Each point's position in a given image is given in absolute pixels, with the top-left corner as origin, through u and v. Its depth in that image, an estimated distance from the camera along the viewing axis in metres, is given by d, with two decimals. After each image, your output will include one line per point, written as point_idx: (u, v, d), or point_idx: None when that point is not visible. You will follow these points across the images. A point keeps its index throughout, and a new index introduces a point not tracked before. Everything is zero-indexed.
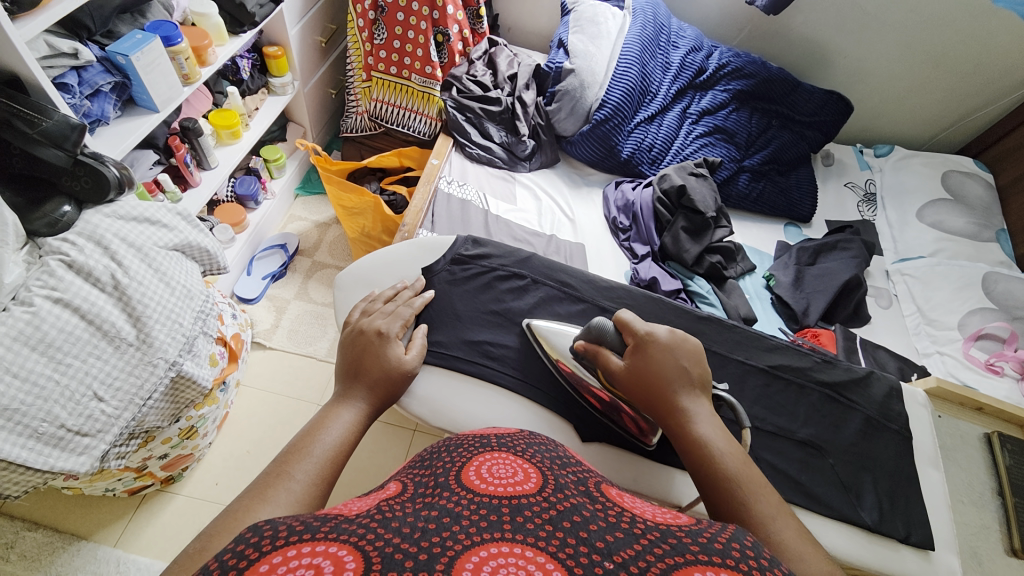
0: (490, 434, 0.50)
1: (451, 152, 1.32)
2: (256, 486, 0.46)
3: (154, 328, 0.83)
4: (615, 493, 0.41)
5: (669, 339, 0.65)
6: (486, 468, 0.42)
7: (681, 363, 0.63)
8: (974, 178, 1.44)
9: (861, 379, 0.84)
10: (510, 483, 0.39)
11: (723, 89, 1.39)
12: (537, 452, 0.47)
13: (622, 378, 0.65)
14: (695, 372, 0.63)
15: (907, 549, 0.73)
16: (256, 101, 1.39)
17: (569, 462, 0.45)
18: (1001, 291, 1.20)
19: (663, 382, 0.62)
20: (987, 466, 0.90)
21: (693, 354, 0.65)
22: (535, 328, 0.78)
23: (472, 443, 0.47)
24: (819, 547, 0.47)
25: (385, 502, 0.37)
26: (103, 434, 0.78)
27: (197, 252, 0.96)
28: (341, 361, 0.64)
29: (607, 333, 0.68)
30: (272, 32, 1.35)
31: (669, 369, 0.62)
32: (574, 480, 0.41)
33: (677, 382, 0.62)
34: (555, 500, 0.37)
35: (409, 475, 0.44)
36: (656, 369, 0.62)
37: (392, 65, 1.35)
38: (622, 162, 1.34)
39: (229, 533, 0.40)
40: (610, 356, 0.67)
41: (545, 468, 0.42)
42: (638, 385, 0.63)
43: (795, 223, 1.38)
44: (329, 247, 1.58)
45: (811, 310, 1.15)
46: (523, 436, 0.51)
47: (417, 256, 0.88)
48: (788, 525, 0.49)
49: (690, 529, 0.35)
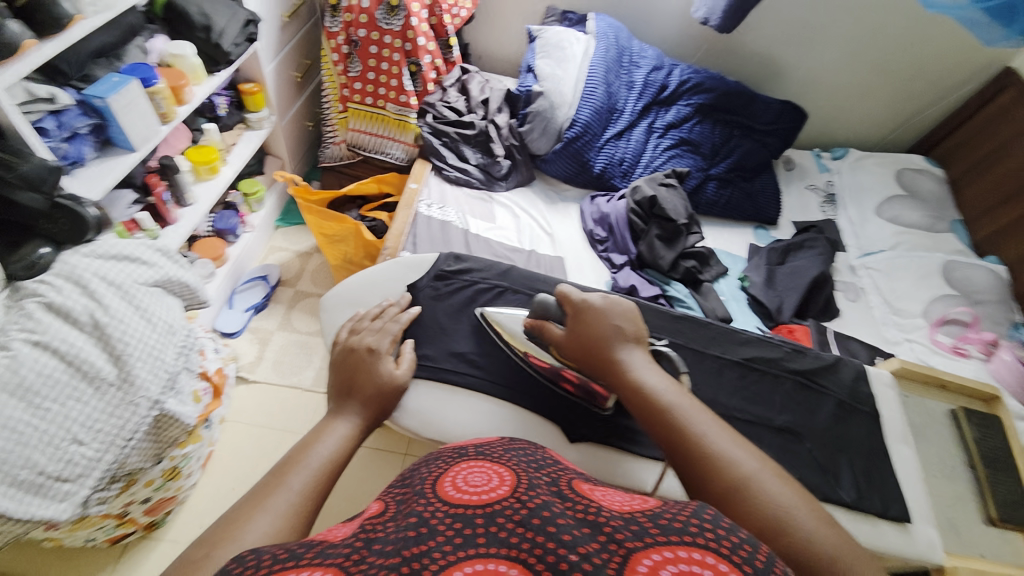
0: (468, 445, 0.52)
1: (428, 176, 1.35)
2: (253, 494, 0.46)
3: (136, 367, 0.82)
4: (586, 488, 0.43)
5: (604, 304, 0.68)
6: (461, 478, 0.43)
7: (615, 323, 0.66)
8: (925, 174, 1.53)
9: (830, 365, 0.88)
10: (485, 490, 0.40)
11: (685, 104, 1.46)
12: (515, 457, 0.48)
13: (566, 346, 0.69)
14: (629, 329, 0.65)
15: (886, 523, 0.76)
16: (233, 136, 1.42)
17: (544, 464, 0.47)
18: (959, 277, 1.27)
19: (598, 342, 0.65)
20: (956, 440, 0.93)
21: (627, 313, 0.67)
22: (489, 315, 0.84)
23: (451, 455, 0.48)
24: (748, 447, 0.53)
25: (367, 523, 0.38)
26: (85, 479, 0.77)
27: (178, 287, 0.95)
28: (333, 379, 0.65)
29: (551, 307, 0.73)
30: (248, 70, 1.39)
31: (602, 330, 0.65)
32: (546, 482, 0.42)
33: (611, 339, 0.64)
34: (526, 499, 0.38)
35: (390, 494, 0.45)
36: (591, 332, 0.66)
37: (367, 96, 1.40)
38: (595, 176, 1.40)
39: (230, 540, 0.40)
40: (554, 328, 0.71)
41: (520, 471, 0.44)
42: (578, 348, 0.67)
43: (763, 226, 1.45)
44: (311, 276, 1.58)
45: (784, 307, 1.20)
46: (501, 443, 0.52)
47: (401, 273, 0.89)
48: (721, 436, 0.54)
49: (651, 513, 0.37)
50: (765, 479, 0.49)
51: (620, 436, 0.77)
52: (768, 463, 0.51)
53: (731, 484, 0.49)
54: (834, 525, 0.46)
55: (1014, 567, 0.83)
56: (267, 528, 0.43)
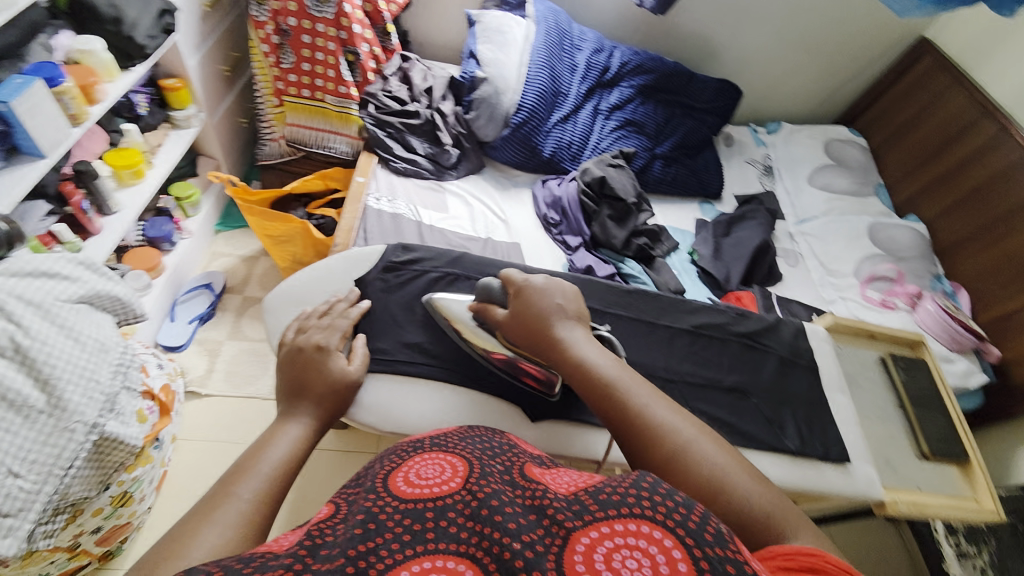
0: (424, 437, 0.51)
1: (375, 169, 1.31)
2: (198, 508, 0.44)
3: (68, 391, 0.76)
4: (538, 473, 0.44)
5: (545, 284, 0.70)
6: (414, 472, 0.42)
7: (556, 301, 0.68)
8: (850, 144, 1.64)
9: (772, 326, 0.94)
10: (437, 483, 0.40)
11: (627, 85, 1.49)
12: (471, 445, 0.47)
13: (510, 328, 0.69)
14: (570, 307, 0.68)
15: (829, 466, 0.82)
16: (158, 137, 1.32)
17: (498, 450, 0.47)
18: (884, 237, 1.38)
19: (541, 321, 0.66)
20: (886, 384, 1.01)
21: (568, 293, 0.70)
22: (436, 302, 0.81)
23: (405, 449, 0.48)
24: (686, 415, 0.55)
25: (316, 528, 0.37)
26: (26, 513, 0.72)
27: (107, 302, 0.88)
28: (281, 380, 0.63)
29: (494, 289, 0.74)
30: (168, 64, 1.29)
31: (545, 308, 0.67)
32: (500, 469, 0.43)
33: (553, 317, 0.66)
34: (477, 490, 0.38)
35: (342, 494, 0.44)
36: (534, 312, 0.67)
37: (304, 88, 1.33)
38: (545, 160, 1.40)
39: (174, 558, 0.38)
40: (497, 311, 0.72)
41: (473, 459, 0.44)
42: (522, 329, 0.67)
43: (708, 200, 1.50)
44: (259, 280, 1.51)
45: (732, 276, 1.26)
46: (458, 432, 0.52)
47: (348, 268, 0.87)
48: (661, 407, 0.55)
49: (595, 491, 0.38)
50: (704, 444, 0.51)
51: (579, 411, 0.78)
52: (705, 429, 0.54)
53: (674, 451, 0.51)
54: (766, 484, 0.49)
55: (944, 494, 0.92)
56: (216, 541, 0.40)
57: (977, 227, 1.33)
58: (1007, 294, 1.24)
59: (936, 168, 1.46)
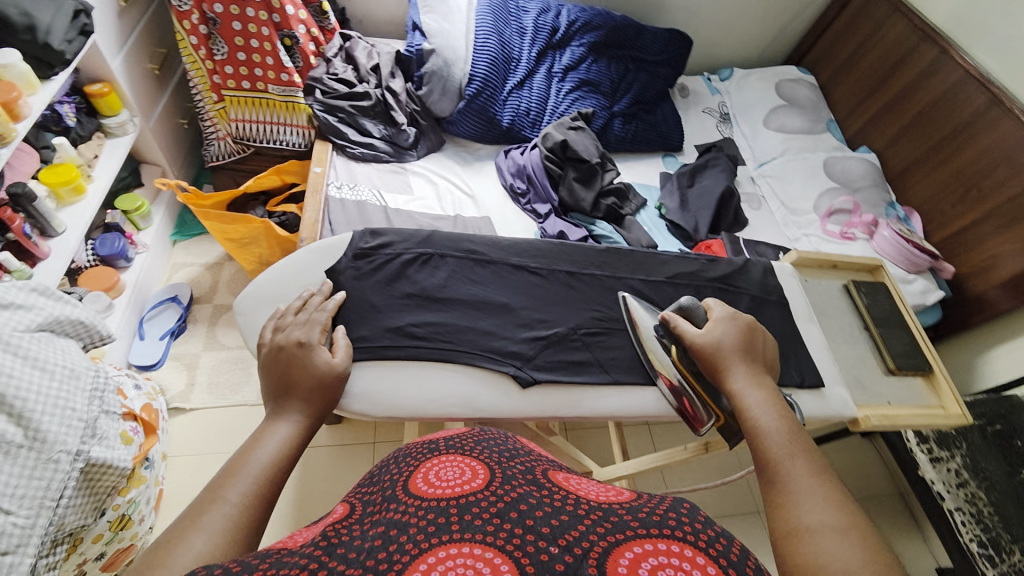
0: (439, 437, 0.52)
1: (332, 157, 1.27)
2: (187, 514, 0.43)
3: (45, 421, 0.73)
4: (562, 477, 0.44)
5: (745, 321, 0.73)
6: (434, 474, 0.43)
7: (747, 341, 0.70)
8: (800, 83, 1.66)
9: (741, 268, 0.97)
10: (459, 483, 0.41)
11: (579, 44, 1.46)
12: (487, 447, 0.49)
13: (695, 348, 0.71)
14: (755, 350, 0.70)
15: (806, 391, 0.87)
16: (93, 147, 1.23)
17: (517, 452, 0.48)
18: (840, 170, 1.42)
19: (727, 352, 0.68)
20: (851, 309, 1.07)
21: (760, 337, 0.72)
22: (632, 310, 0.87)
23: (421, 450, 0.49)
24: (841, 506, 0.47)
25: (332, 526, 0.38)
26: (25, 548, 0.69)
27: (70, 326, 0.85)
28: (265, 381, 0.62)
29: (695, 312, 0.77)
30: (90, 68, 1.20)
31: (735, 344, 0.69)
32: (521, 470, 0.44)
33: (739, 354, 0.68)
34: (503, 493, 0.39)
35: (356, 493, 0.45)
36: (723, 343, 0.69)
37: (243, 80, 1.26)
38: (505, 130, 1.38)
39: (159, 566, 0.37)
40: (687, 327, 0.74)
41: (493, 462, 0.45)
42: (708, 354, 0.69)
43: (671, 153, 1.52)
44: (228, 287, 1.46)
45: (700, 226, 1.29)
46: (473, 433, 0.53)
47: (316, 260, 0.84)
48: (814, 488, 0.50)
49: (631, 506, 0.38)
50: (828, 538, 0.44)
51: (567, 373, 0.80)
52: (858, 528, 0.45)
53: (789, 527, 0.47)
54: None
55: (912, 404, 0.99)
56: (202, 548, 0.40)
57: (925, 150, 1.38)
58: (956, 212, 1.31)
59: (881, 99, 1.50)
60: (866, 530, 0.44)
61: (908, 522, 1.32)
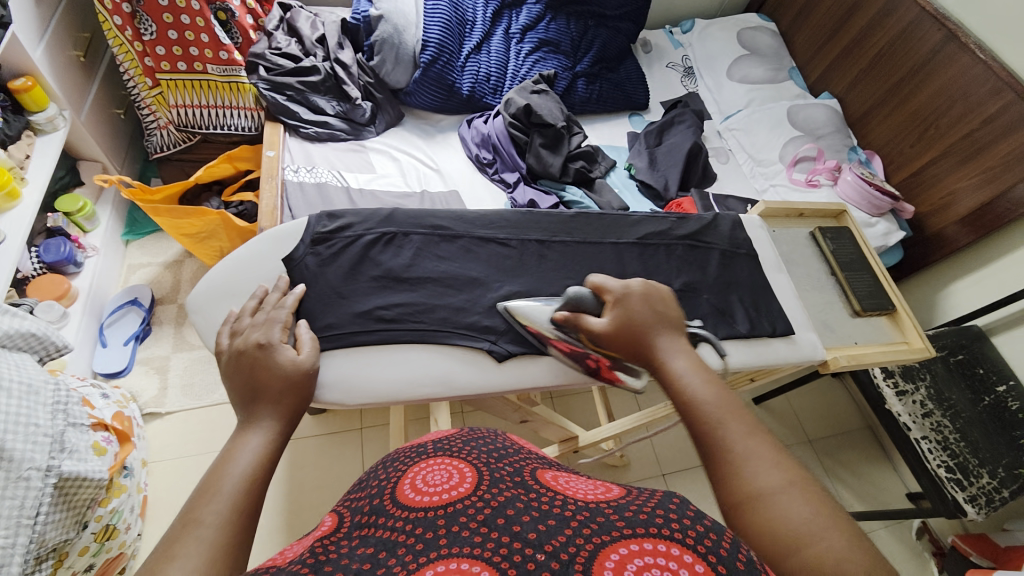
0: (427, 441, 0.51)
1: (285, 139, 1.20)
2: (162, 544, 0.42)
3: (7, 439, 0.69)
4: (550, 477, 0.44)
5: (643, 289, 0.70)
6: (421, 479, 0.43)
7: (655, 310, 0.68)
8: (761, 31, 1.64)
9: (710, 223, 0.98)
10: (446, 489, 0.41)
11: (535, 2, 1.41)
12: (475, 447, 0.48)
13: (606, 337, 0.67)
14: (667, 315, 0.68)
15: (778, 339, 0.89)
16: (25, 147, 1.13)
17: (505, 452, 0.47)
18: (803, 118, 1.42)
19: (645, 329, 0.66)
20: (819, 255, 1.09)
21: (665, 300, 0.70)
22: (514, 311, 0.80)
23: (410, 455, 0.48)
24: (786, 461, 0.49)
25: (320, 542, 0.37)
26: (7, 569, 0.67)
27: (21, 339, 0.79)
28: (231, 389, 0.60)
29: (585, 299, 0.71)
30: (10, 62, 1.10)
31: (648, 317, 0.67)
32: (509, 472, 0.43)
33: (656, 326, 0.66)
34: (490, 499, 0.39)
35: (344, 503, 0.44)
36: (636, 320, 0.67)
37: (178, 61, 1.17)
38: (465, 99, 1.33)
39: None
40: (591, 320, 0.69)
41: (479, 464, 0.44)
42: (621, 337, 0.66)
43: (637, 112, 1.49)
44: (191, 284, 1.40)
45: (670, 183, 1.28)
46: (461, 434, 0.52)
47: (275, 249, 0.81)
48: (756, 447, 0.50)
49: (617, 506, 0.38)
50: (781, 498, 0.45)
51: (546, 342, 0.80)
52: (802, 483, 0.46)
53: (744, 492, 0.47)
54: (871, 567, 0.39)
55: (879, 342, 1.03)
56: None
57: (885, 91, 1.39)
58: (915, 151, 1.33)
59: (840, 42, 1.50)
60: (808, 481, 0.47)
61: (880, 454, 1.40)
